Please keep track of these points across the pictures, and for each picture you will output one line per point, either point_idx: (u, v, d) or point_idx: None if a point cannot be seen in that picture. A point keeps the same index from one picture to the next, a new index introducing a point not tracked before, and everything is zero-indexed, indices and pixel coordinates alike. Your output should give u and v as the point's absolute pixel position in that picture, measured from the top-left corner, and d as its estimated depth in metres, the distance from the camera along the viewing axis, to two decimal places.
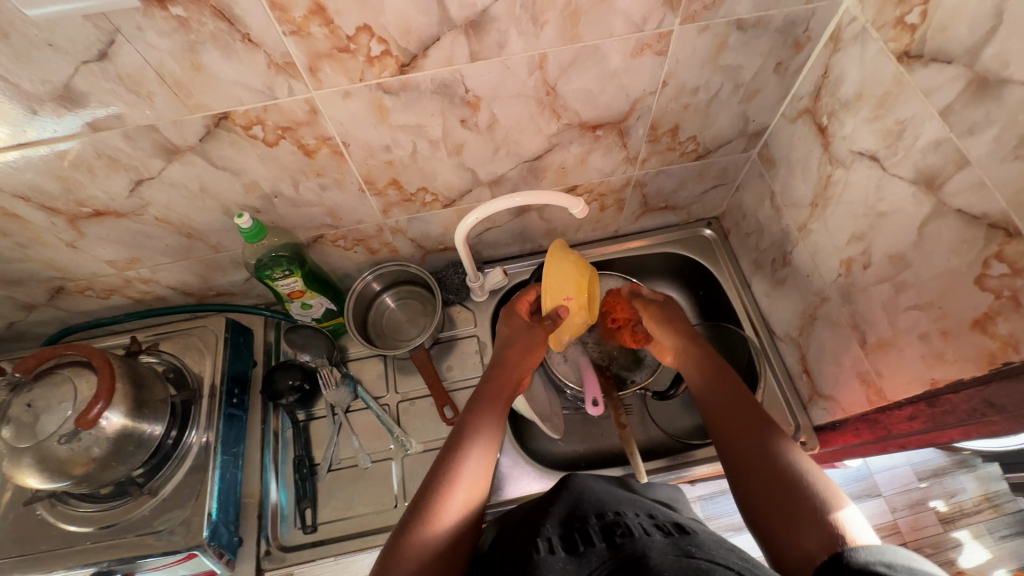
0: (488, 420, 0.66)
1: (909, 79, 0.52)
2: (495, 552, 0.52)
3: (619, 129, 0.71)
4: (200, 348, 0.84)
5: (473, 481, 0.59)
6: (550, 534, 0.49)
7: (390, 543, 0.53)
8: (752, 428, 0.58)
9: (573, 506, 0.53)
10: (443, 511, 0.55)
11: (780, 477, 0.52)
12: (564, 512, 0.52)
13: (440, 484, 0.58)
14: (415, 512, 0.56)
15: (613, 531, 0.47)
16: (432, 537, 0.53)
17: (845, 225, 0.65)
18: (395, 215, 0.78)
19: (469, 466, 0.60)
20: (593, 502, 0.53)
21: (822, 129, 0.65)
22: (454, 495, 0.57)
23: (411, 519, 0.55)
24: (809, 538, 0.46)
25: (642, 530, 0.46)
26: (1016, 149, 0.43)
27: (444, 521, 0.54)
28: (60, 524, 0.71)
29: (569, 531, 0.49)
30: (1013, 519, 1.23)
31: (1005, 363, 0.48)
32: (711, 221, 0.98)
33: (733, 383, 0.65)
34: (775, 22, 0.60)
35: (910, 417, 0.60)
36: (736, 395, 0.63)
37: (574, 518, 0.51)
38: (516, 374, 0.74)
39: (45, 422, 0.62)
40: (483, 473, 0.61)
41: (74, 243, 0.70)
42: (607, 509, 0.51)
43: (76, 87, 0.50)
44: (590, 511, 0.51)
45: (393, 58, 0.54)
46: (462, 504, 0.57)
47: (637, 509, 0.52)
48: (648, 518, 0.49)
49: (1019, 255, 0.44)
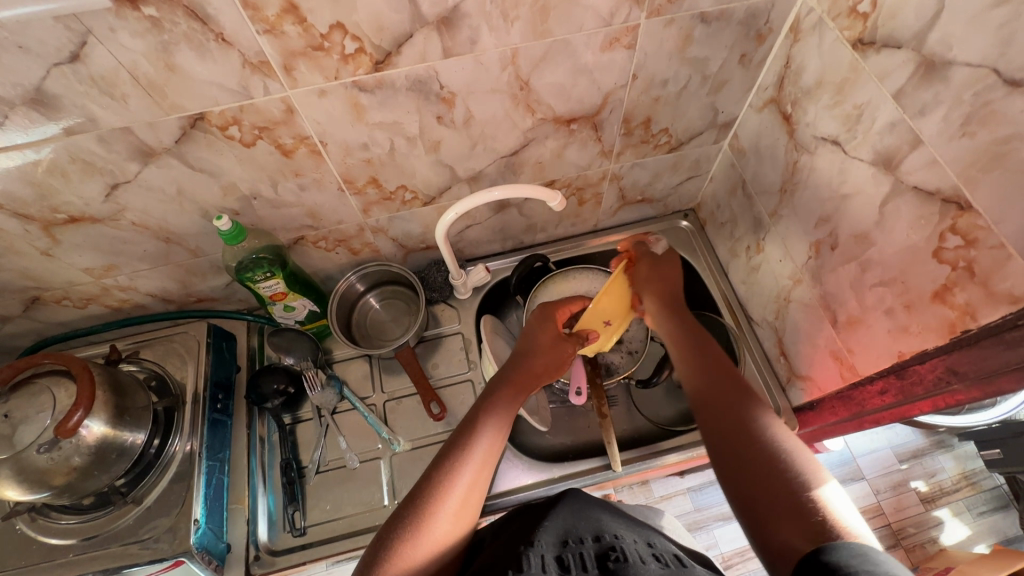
0: (497, 419, 0.63)
1: (864, 65, 0.54)
2: (490, 551, 0.53)
3: (593, 122, 0.73)
4: (182, 355, 0.83)
5: (474, 479, 0.57)
6: (545, 550, 0.50)
7: (382, 542, 0.52)
8: (745, 416, 0.53)
9: (568, 524, 0.55)
10: (437, 516, 0.53)
11: (775, 471, 0.47)
12: (560, 530, 0.54)
13: (439, 485, 0.55)
14: (410, 506, 0.54)
15: (607, 556, 0.48)
16: (427, 543, 0.51)
17: (812, 208, 0.67)
18: (375, 214, 0.78)
19: (475, 470, 0.57)
20: (588, 523, 0.55)
21: (787, 117, 0.68)
22: (450, 497, 0.55)
23: (401, 526, 0.52)
24: (800, 533, 0.41)
25: (637, 557, 0.48)
26: (963, 126, 0.45)
27: (437, 525, 0.53)
28: (41, 537, 0.70)
29: (563, 552, 0.50)
30: (991, 495, 1.29)
31: (964, 332, 0.50)
32: (687, 213, 1.01)
33: (730, 373, 0.60)
34: (737, 14, 0.62)
35: (881, 392, 0.63)
36: (731, 385, 0.57)
37: (570, 537, 0.52)
38: (533, 386, 0.72)
39: (23, 433, 0.61)
40: (481, 473, 0.58)
41: (49, 251, 0.69)
42: (605, 532, 0.53)
43: (48, 89, 0.50)
44: (586, 533, 0.53)
45: (368, 55, 0.55)
46: (457, 502, 0.55)
47: (637, 537, 0.54)
48: (644, 547, 0.51)
49: (971, 227, 0.47)
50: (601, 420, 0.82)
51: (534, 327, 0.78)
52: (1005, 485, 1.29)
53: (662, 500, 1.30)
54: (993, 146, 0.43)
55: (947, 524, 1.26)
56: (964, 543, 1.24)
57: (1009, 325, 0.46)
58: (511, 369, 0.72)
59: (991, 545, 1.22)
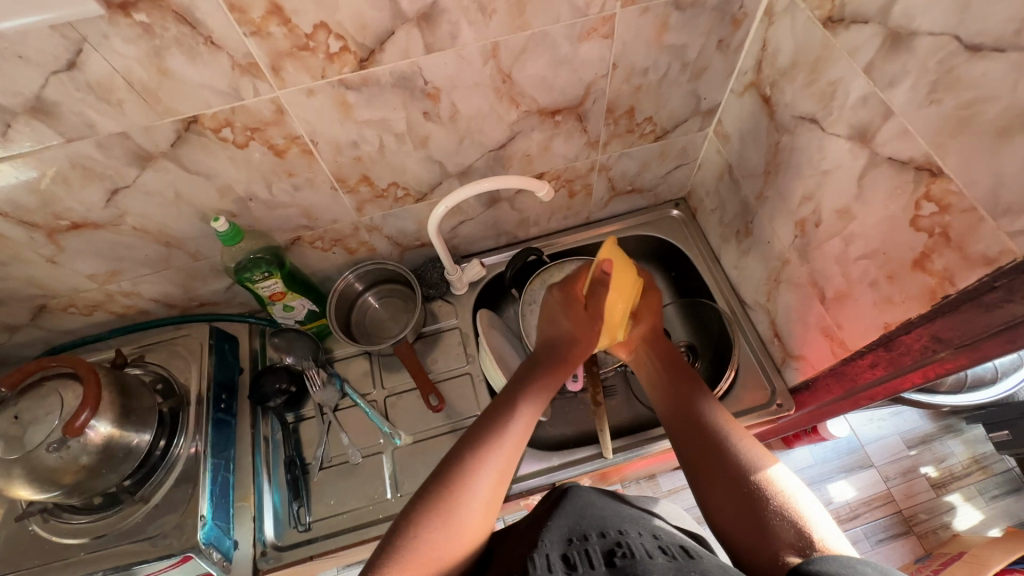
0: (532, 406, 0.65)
1: (835, 42, 0.56)
2: (507, 549, 0.54)
3: (578, 113, 0.74)
4: (185, 357, 0.85)
5: (503, 459, 0.59)
6: (549, 549, 0.49)
7: (405, 529, 0.52)
8: (721, 445, 0.57)
9: (572, 522, 0.54)
10: (468, 491, 0.55)
11: (750, 490, 0.51)
12: (564, 527, 0.53)
13: (466, 467, 0.57)
14: (436, 481, 0.56)
15: (613, 552, 0.47)
16: (453, 519, 0.52)
17: (795, 187, 0.68)
18: (369, 212, 0.80)
19: (501, 456, 0.59)
20: (592, 519, 0.54)
21: (767, 99, 0.69)
22: (478, 482, 0.56)
23: (429, 498, 0.54)
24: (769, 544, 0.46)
25: (644, 552, 0.47)
26: (931, 94, 0.46)
27: (467, 501, 0.54)
28: (53, 537, 0.72)
29: (568, 549, 0.49)
30: (1003, 478, 1.28)
31: (943, 297, 0.51)
32: (679, 201, 1.02)
33: (707, 399, 0.65)
34: (710, 0, 0.64)
35: (872, 365, 0.64)
36: (701, 413, 0.62)
37: (574, 534, 0.52)
38: (564, 368, 0.73)
39: (33, 433, 0.62)
40: (506, 458, 0.60)
41: (54, 258, 0.71)
42: (609, 528, 0.52)
43: (48, 98, 0.52)
44: (590, 530, 0.52)
45: (352, 54, 0.57)
46: (487, 489, 0.56)
47: (641, 531, 0.53)
48: (651, 540, 0.50)
49: (944, 192, 0.47)
50: (595, 409, 0.82)
51: (558, 314, 0.78)
52: (1016, 468, 1.28)
53: (671, 494, 1.30)
54: (960, 110, 0.44)
55: (960, 509, 1.24)
56: (978, 528, 1.22)
57: (987, 287, 0.46)
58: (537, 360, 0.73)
59: (1005, 529, 1.20)
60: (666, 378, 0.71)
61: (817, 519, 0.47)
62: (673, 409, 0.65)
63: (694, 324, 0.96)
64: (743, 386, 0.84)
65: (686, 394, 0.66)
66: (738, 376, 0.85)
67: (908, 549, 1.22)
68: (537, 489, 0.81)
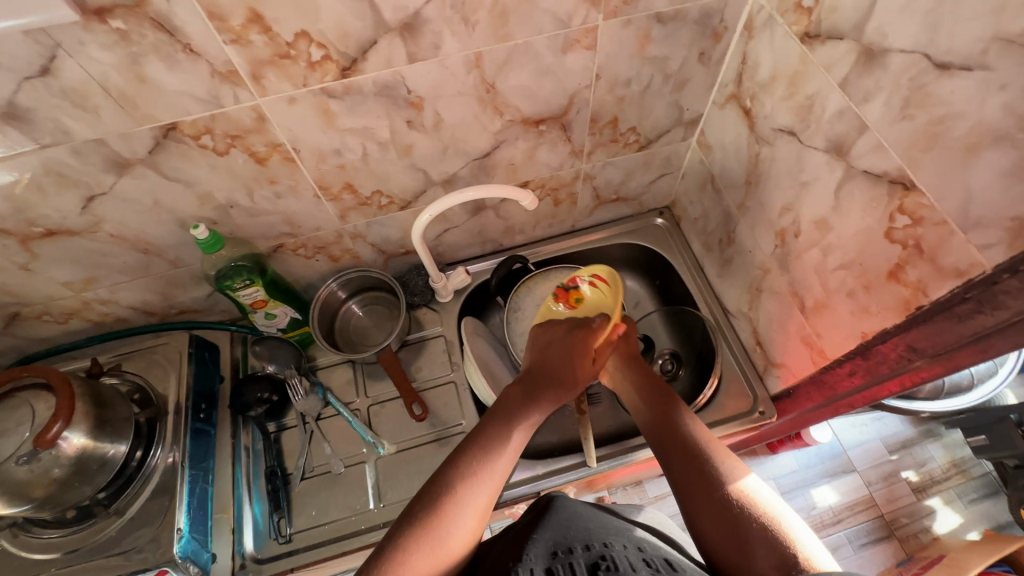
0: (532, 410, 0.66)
1: (812, 57, 0.57)
2: (501, 551, 0.54)
3: (561, 123, 0.75)
4: (164, 366, 0.83)
5: (508, 460, 0.60)
6: (534, 564, 0.49)
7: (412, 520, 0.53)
8: (703, 461, 0.57)
9: (557, 535, 0.54)
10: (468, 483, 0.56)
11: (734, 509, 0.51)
12: (549, 540, 0.53)
13: (458, 485, 0.56)
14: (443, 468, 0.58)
15: (597, 565, 0.47)
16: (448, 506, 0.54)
17: (775, 199, 0.69)
18: (353, 219, 0.80)
19: (494, 473, 0.58)
20: (578, 532, 0.54)
21: (747, 111, 0.71)
22: (474, 489, 0.56)
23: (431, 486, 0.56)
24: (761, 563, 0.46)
25: (628, 565, 0.47)
26: (904, 110, 0.47)
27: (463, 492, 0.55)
28: (24, 552, 0.70)
29: (553, 562, 0.49)
30: (981, 482, 1.30)
31: (917, 308, 0.52)
32: (663, 210, 1.03)
33: (683, 412, 0.64)
34: (692, 14, 0.65)
35: (850, 373, 0.64)
36: (680, 427, 0.62)
37: (559, 548, 0.51)
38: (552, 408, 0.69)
39: (2, 446, 0.61)
40: (510, 457, 0.61)
41: (27, 265, 0.70)
42: (594, 541, 0.52)
43: (20, 104, 0.51)
44: (575, 542, 0.52)
45: (334, 62, 0.56)
46: (488, 487, 0.57)
47: (627, 543, 0.53)
48: (636, 552, 0.50)
49: (917, 206, 0.48)
50: (579, 416, 0.81)
51: (571, 359, 0.72)
52: (994, 471, 1.30)
53: (657, 500, 1.31)
54: (930, 126, 0.45)
55: (939, 512, 1.26)
56: (957, 532, 1.24)
57: (958, 299, 0.47)
58: (536, 386, 0.69)
59: (982, 532, 1.22)
60: (645, 391, 0.69)
61: (799, 532, 0.48)
62: (654, 424, 0.64)
63: (678, 332, 0.97)
64: (726, 394, 0.84)
65: (664, 405, 0.66)
66: (721, 385, 0.85)
67: (889, 553, 1.23)
68: (522, 497, 0.81)
